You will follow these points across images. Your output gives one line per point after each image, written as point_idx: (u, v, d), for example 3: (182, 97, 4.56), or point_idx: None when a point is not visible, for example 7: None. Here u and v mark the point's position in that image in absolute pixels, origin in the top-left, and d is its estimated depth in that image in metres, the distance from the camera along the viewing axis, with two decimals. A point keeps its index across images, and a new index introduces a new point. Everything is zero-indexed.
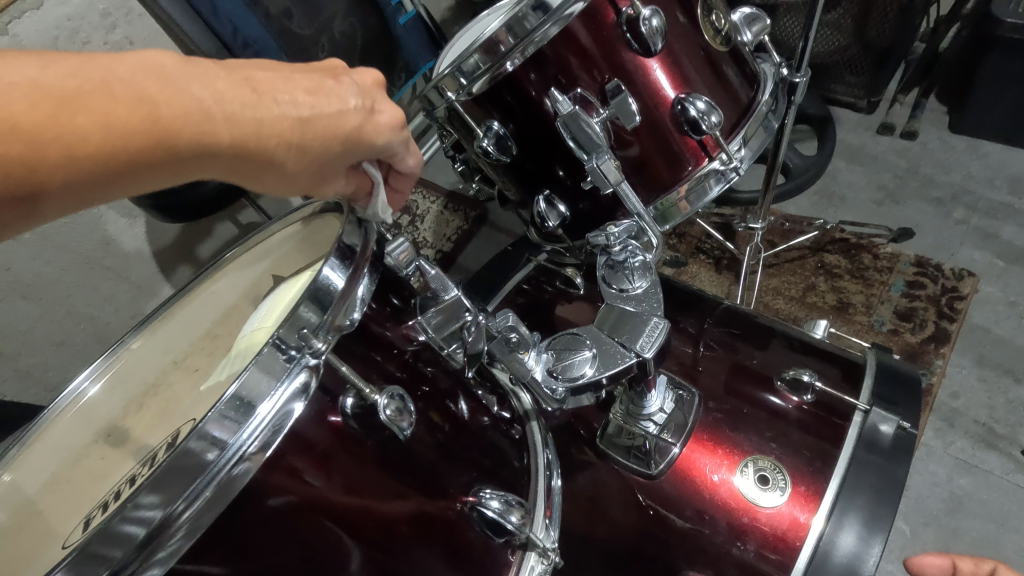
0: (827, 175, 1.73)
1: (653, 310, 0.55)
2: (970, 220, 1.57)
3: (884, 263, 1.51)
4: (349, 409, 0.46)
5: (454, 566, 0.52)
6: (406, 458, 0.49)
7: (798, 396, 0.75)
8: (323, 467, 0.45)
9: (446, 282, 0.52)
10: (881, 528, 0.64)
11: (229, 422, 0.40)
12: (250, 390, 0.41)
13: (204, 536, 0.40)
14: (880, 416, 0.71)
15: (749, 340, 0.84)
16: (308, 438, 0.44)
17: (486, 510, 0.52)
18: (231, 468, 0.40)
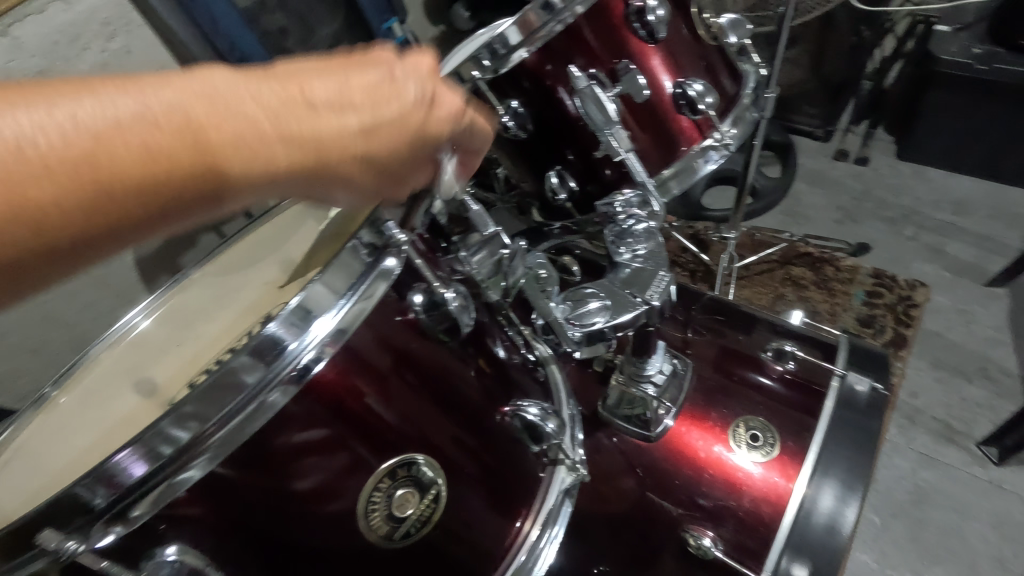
0: (791, 197, 1.86)
1: (658, 266, 0.60)
2: (919, 237, 1.71)
3: (845, 274, 1.60)
4: (418, 305, 0.50)
5: (493, 499, 0.56)
6: (456, 396, 0.53)
7: (782, 365, 0.81)
8: (377, 381, 0.49)
9: (486, 218, 0.56)
10: (856, 488, 0.70)
11: (280, 340, 0.43)
12: (303, 312, 0.44)
13: (246, 447, 0.43)
14: (856, 377, 0.79)
15: (734, 326, 0.89)
16: (368, 360, 0.48)
17: (526, 415, 0.57)
18: (271, 388, 0.43)
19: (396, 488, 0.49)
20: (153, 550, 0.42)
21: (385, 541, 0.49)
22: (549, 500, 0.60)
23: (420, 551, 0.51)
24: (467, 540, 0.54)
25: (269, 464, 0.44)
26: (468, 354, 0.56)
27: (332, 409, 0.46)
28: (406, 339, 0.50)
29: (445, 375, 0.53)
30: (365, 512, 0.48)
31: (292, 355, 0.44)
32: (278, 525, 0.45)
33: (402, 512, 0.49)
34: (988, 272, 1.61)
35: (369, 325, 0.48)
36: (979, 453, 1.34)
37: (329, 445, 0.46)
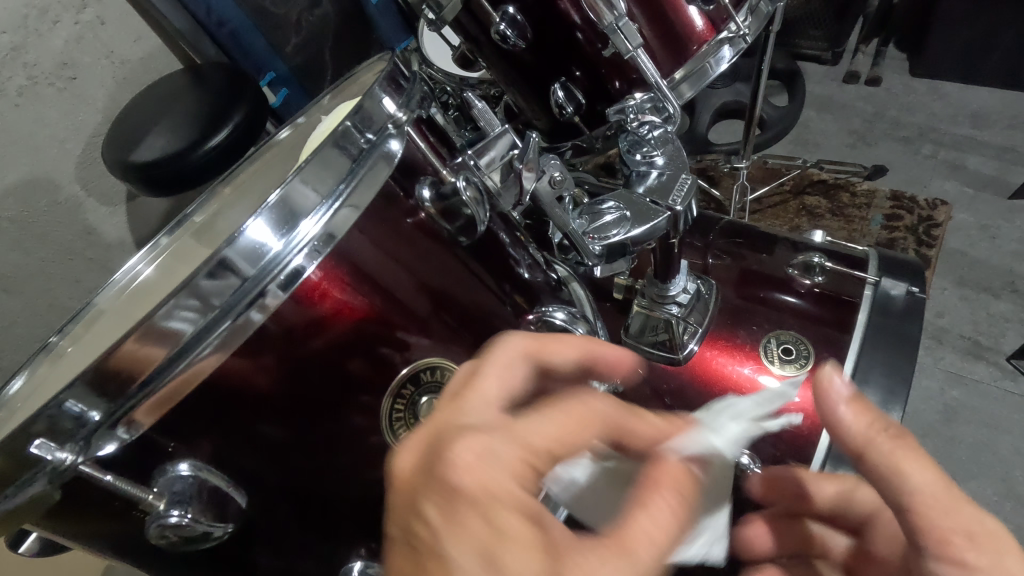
0: (800, 125, 1.77)
1: (681, 168, 0.58)
2: (938, 154, 1.64)
3: (861, 200, 1.54)
4: (428, 200, 0.43)
5: None
6: (487, 323, 0.48)
7: (810, 279, 0.75)
8: (387, 298, 0.42)
9: (492, 117, 0.49)
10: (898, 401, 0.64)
11: (254, 248, 0.37)
12: (283, 216, 0.38)
13: (241, 361, 0.39)
14: (891, 282, 0.72)
15: (755, 247, 0.82)
16: (379, 281, 0.42)
17: (554, 319, 0.52)
18: (245, 307, 0.38)
19: (420, 395, 0.45)
20: (165, 469, 0.40)
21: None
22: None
23: None
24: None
25: (269, 404, 0.40)
26: (491, 263, 0.49)
27: (338, 329, 0.41)
28: (416, 243, 0.43)
29: (460, 289, 0.46)
30: (389, 422, 0.45)
31: (268, 267, 0.38)
32: (291, 471, 0.43)
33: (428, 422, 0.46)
34: (1010, 185, 1.56)
35: (364, 232, 0.41)
36: (1008, 367, 1.31)
37: (335, 372, 0.42)
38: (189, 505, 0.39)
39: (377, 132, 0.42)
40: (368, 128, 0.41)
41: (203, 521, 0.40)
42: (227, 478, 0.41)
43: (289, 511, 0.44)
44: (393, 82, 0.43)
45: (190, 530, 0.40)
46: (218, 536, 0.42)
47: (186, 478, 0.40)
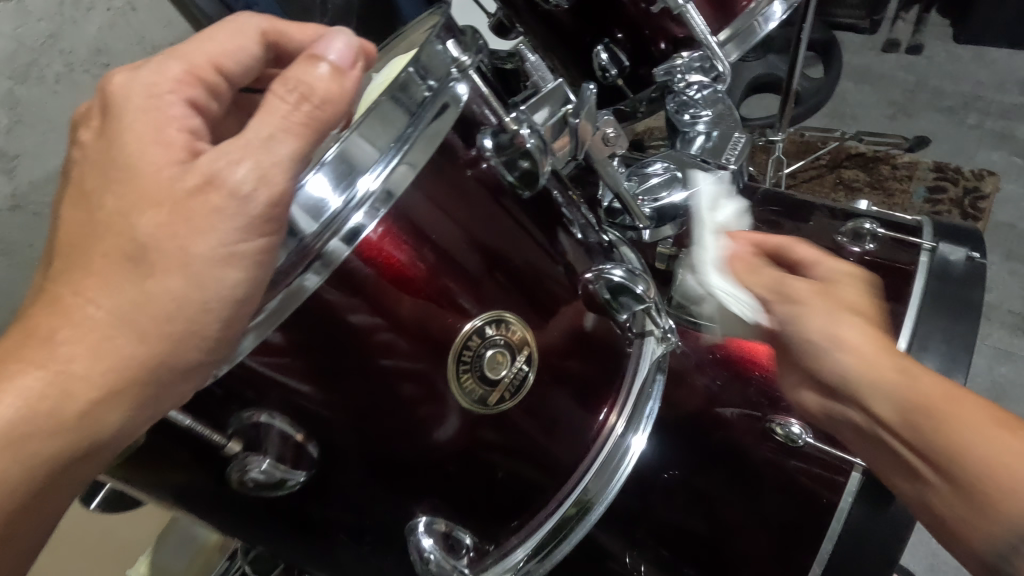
0: (837, 97, 1.70)
1: (732, 127, 0.59)
2: (983, 124, 1.57)
3: (902, 172, 1.49)
4: (489, 149, 0.43)
5: (586, 403, 0.51)
6: (543, 286, 0.47)
7: (860, 247, 0.72)
8: (444, 255, 0.42)
9: (546, 73, 0.49)
10: (960, 370, 0.61)
11: (313, 205, 0.38)
12: (343, 169, 0.38)
13: (298, 318, 0.39)
14: (948, 248, 0.69)
15: (795, 216, 0.79)
16: (434, 240, 0.41)
17: (612, 277, 0.50)
18: (304, 267, 0.38)
19: (485, 349, 0.44)
20: (242, 413, 0.42)
21: (479, 407, 0.44)
22: (639, 373, 0.54)
23: (506, 475, 0.48)
24: (545, 441, 0.48)
25: (324, 368, 0.41)
26: (546, 219, 0.48)
27: (395, 287, 0.41)
28: (473, 198, 0.43)
29: (517, 249, 0.45)
30: (455, 372, 0.43)
31: (329, 224, 0.38)
32: (348, 433, 0.43)
33: (495, 374, 0.44)
34: None
35: (422, 188, 0.41)
36: None
37: (394, 329, 0.41)
38: (268, 451, 0.42)
39: (439, 79, 0.41)
40: (429, 74, 0.40)
41: (280, 467, 0.43)
42: (296, 428, 0.42)
43: (346, 469, 0.45)
44: (451, 32, 0.43)
45: (267, 477, 0.43)
46: (291, 485, 0.44)
47: (263, 425, 0.42)
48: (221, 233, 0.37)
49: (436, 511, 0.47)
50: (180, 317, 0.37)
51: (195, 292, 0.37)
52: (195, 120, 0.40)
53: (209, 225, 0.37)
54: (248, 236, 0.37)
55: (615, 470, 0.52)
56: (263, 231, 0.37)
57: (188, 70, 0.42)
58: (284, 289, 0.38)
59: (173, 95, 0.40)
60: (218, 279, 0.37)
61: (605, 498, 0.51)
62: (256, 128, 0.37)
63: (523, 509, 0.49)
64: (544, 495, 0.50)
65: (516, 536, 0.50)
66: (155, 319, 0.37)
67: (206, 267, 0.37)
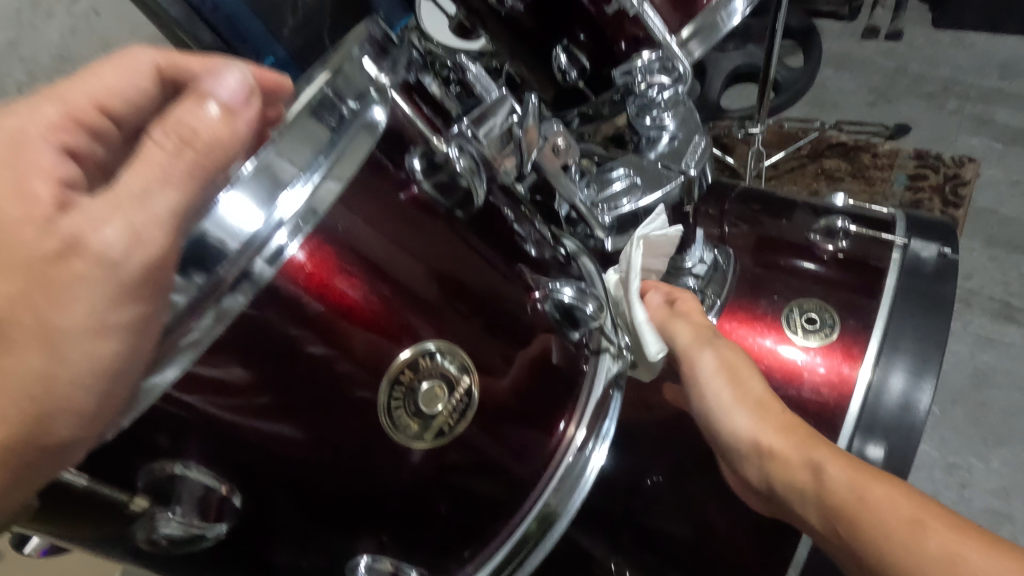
0: (817, 85, 1.69)
1: (693, 129, 0.58)
2: (963, 109, 1.57)
3: (884, 160, 1.47)
4: (418, 170, 0.42)
5: (544, 421, 0.49)
6: (493, 304, 0.45)
7: (833, 243, 0.71)
8: (395, 285, 0.41)
9: (489, 83, 0.48)
10: (932, 368, 0.60)
11: (230, 227, 0.35)
12: (259, 189, 0.36)
13: (229, 353, 0.37)
14: (920, 244, 0.68)
15: (772, 213, 0.77)
16: (374, 261, 0.40)
17: (561, 297, 0.48)
18: (223, 293, 0.36)
19: (421, 382, 0.42)
20: (151, 466, 0.40)
21: (414, 439, 0.43)
22: (597, 386, 0.53)
23: (458, 503, 0.46)
24: (500, 463, 0.47)
25: (261, 403, 0.39)
26: (492, 237, 0.46)
27: (342, 317, 0.40)
28: (420, 224, 0.42)
29: (464, 268, 0.44)
30: (388, 408, 0.42)
31: (251, 246, 0.36)
32: (288, 469, 0.42)
33: (431, 408, 0.42)
34: None
35: (365, 217, 0.40)
36: None
37: (334, 360, 0.40)
38: (180, 505, 0.41)
39: (359, 99, 0.40)
40: (348, 95, 0.39)
41: (196, 523, 0.41)
42: (214, 478, 0.41)
43: (288, 506, 0.43)
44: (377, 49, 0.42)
45: (181, 533, 0.41)
46: (213, 536, 0.42)
47: (177, 478, 0.40)
48: (88, 303, 0.33)
49: (382, 549, 0.46)
50: (47, 397, 0.34)
51: (63, 366, 0.34)
52: (66, 168, 0.37)
53: (73, 294, 0.33)
54: (121, 303, 0.34)
55: (579, 481, 0.51)
56: (141, 297, 0.34)
57: (63, 112, 0.40)
58: (210, 320, 0.35)
59: (45, 141, 0.38)
60: (93, 351, 0.34)
61: (569, 510, 0.50)
62: (128, 182, 0.34)
63: (479, 535, 0.48)
64: (502, 518, 0.48)
65: (472, 564, 0.49)
66: (22, 399, 0.33)
67: (72, 340, 0.33)
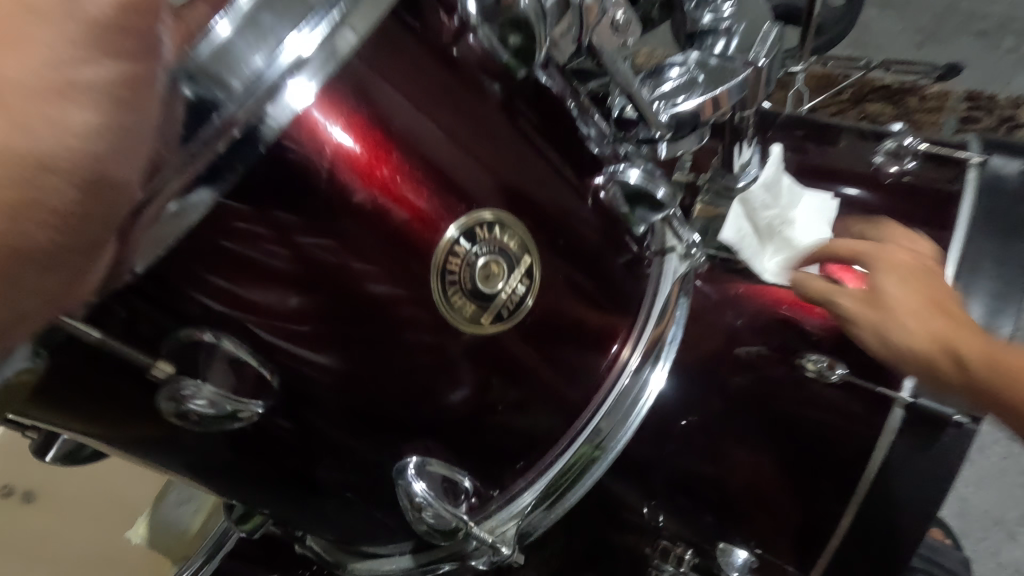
0: (859, 26, 1.58)
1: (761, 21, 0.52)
2: (1020, 48, 1.46)
3: (933, 102, 1.39)
4: (474, 14, 0.37)
5: (594, 335, 0.45)
6: (544, 197, 0.41)
7: (899, 165, 0.65)
8: (426, 162, 0.36)
9: None
10: (1015, 295, 0.55)
11: (229, 60, 0.29)
12: (275, 15, 0.31)
13: (251, 244, 0.34)
14: (1000, 163, 0.62)
15: (818, 139, 0.72)
16: (413, 135, 0.36)
17: (628, 178, 0.45)
18: (223, 166, 0.31)
19: (478, 257, 0.38)
20: (179, 331, 0.35)
21: (471, 326, 0.39)
22: (657, 301, 0.49)
23: (502, 416, 0.43)
24: (551, 377, 0.43)
25: (286, 302, 0.36)
26: (544, 123, 0.42)
27: (374, 201, 0.35)
28: (451, 92, 0.37)
29: (512, 157, 0.40)
30: (442, 287, 0.38)
31: (252, 91, 0.30)
32: (323, 376, 0.39)
33: (491, 288, 0.39)
34: None
35: (391, 80, 0.35)
36: None
37: (364, 252, 0.36)
38: (208, 375, 0.37)
39: None
40: None
41: (223, 395, 0.37)
42: (251, 353, 0.37)
43: (323, 413, 0.40)
44: None
45: (214, 410, 0.37)
46: (248, 416, 0.39)
47: (207, 348, 0.36)
48: (49, 45, 0.23)
49: (430, 452, 0.42)
50: (19, 187, 0.23)
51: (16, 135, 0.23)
52: None
53: (28, 38, 0.23)
54: (96, 57, 0.24)
55: (631, 408, 0.47)
56: (123, 53, 0.24)
57: None
58: (210, 195, 0.31)
59: None
60: (63, 119, 0.23)
61: (617, 445, 0.47)
62: None
63: (530, 449, 0.45)
64: (554, 436, 0.46)
65: (523, 479, 0.46)
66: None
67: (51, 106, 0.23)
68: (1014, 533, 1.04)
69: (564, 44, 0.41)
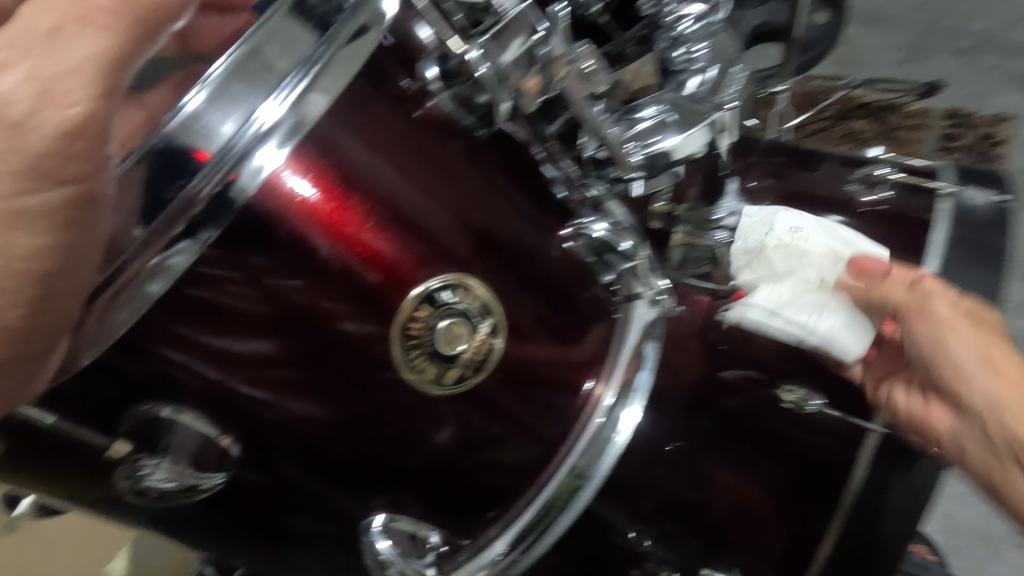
0: (843, 44, 1.60)
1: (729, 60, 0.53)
2: (1000, 65, 1.48)
3: (914, 121, 1.42)
4: (432, 79, 0.38)
5: (565, 377, 0.46)
6: (515, 245, 0.42)
7: (875, 193, 0.66)
8: (392, 211, 0.37)
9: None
10: None
11: (202, 129, 0.31)
12: (242, 88, 0.32)
13: (223, 301, 0.35)
14: (974, 193, 0.62)
15: (801, 167, 0.73)
16: (379, 189, 0.37)
17: (593, 234, 0.45)
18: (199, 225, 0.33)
19: (437, 321, 0.39)
20: (139, 406, 0.37)
21: (434, 387, 0.40)
22: (624, 348, 0.49)
23: (474, 460, 0.44)
24: (523, 420, 0.44)
25: (258, 355, 0.37)
26: (512, 169, 0.43)
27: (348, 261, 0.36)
28: (422, 148, 0.38)
29: (481, 207, 0.40)
30: (404, 344, 0.39)
31: (221, 162, 0.32)
32: (297, 425, 0.39)
33: (452, 350, 0.39)
34: None
35: (354, 136, 0.36)
36: None
37: (336, 297, 0.37)
38: (168, 451, 0.38)
39: None
40: None
41: (192, 474, 0.39)
42: (210, 424, 0.38)
43: (297, 464, 0.41)
44: None
45: (176, 485, 0.39)
46: (210, 487, 0.40)
47: (166, 422, 0.37)
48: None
49: (398, 508, 0.44)
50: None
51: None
52: None
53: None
54: (42, 185, 0.27)
55: (605, 445, 0.48)
56: (69, 176, 0.27)
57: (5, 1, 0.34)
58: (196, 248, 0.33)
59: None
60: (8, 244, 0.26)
61: (596, 477, 0.47)
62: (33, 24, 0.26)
63: (503, 493, 0.46)
64: (533, 474, 0.46)
65: (494, 527, 0.46)
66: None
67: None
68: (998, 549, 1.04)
69: (531, 94, 0.41)
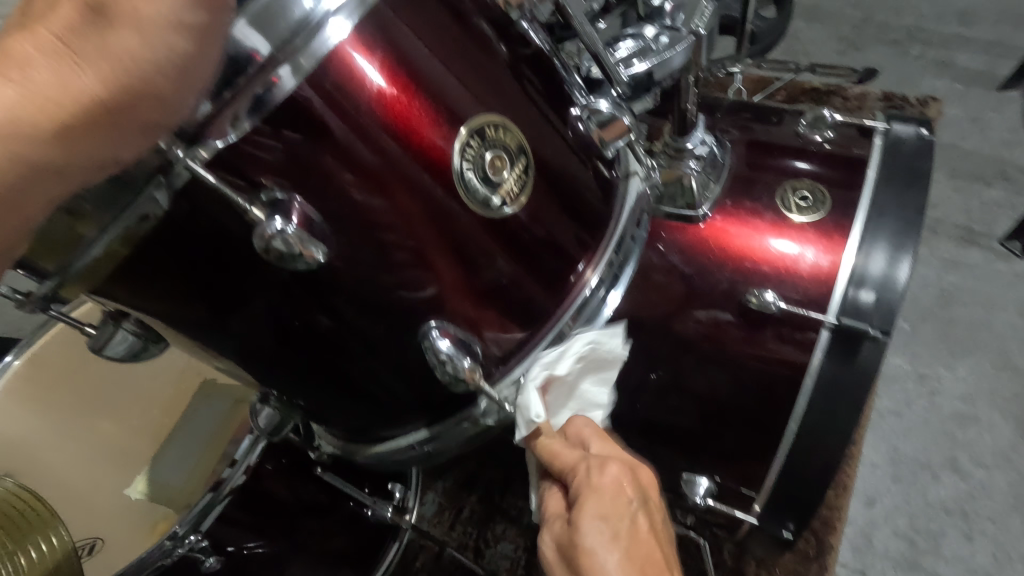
0: (789, 36, 1.75)
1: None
2: (926, 54, 1.64)
3: (853, 104, 1.55)
4: None
5: (565, 246, 0.56)
6: (534, 125, 0.51)
7: (820, 135, 0.75)
8: (422, 81, 0.45)
9: None
10: (910, 243, 0.65)
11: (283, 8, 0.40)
12: None
13: (281, 155, 0.43)
14: (898, 130, 0.74)
15: (762, 120, 0.81)
16: (422, 73, 0.45)
17: (600, 110, 0.55)
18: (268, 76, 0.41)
19: (485, 151, 0.48)
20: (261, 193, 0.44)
21: (484, 209, 0.49)
22: (623, 213, 0.61)
23: (496, 298, 0.53)
24: (533, 276, 0.54)
25: (329, 195, 0.45)
26: (539, 71, 0.53)
27: (398, 131, 0.45)
28: (455, 37, 0.47)
29: (503, 95, 0.49)
30: (461, 175, 0.47)
31: (290, 40, 0.41)
32: (349, 266, 0.48)
33: (498, 177, 0.49)
34: (999, 78, 1.58)
35: (411, 27, 0.45)
36: (1001, 251, 1.35)
37: (388, 150, 0.45)
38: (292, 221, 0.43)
39: None
40: None
41: (299, 240, 0.43)
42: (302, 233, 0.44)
43: (345, 304, 0.50)
44: None
45: (288, 249, 0.43)
46: (309, 259, 0.45)
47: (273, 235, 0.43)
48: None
49: (446, 323, 0.52)
50: (137, 76, 0.35)
51: (145, 48, 0.35)
52: None
53: None
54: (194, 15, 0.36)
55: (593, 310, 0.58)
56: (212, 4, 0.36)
57: None
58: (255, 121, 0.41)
59: None
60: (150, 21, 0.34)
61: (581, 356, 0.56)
62: None
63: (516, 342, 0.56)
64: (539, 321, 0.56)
65: (515, 361, 0.57)
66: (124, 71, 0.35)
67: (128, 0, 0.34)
68: (937, 474, 1.16)
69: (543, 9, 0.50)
